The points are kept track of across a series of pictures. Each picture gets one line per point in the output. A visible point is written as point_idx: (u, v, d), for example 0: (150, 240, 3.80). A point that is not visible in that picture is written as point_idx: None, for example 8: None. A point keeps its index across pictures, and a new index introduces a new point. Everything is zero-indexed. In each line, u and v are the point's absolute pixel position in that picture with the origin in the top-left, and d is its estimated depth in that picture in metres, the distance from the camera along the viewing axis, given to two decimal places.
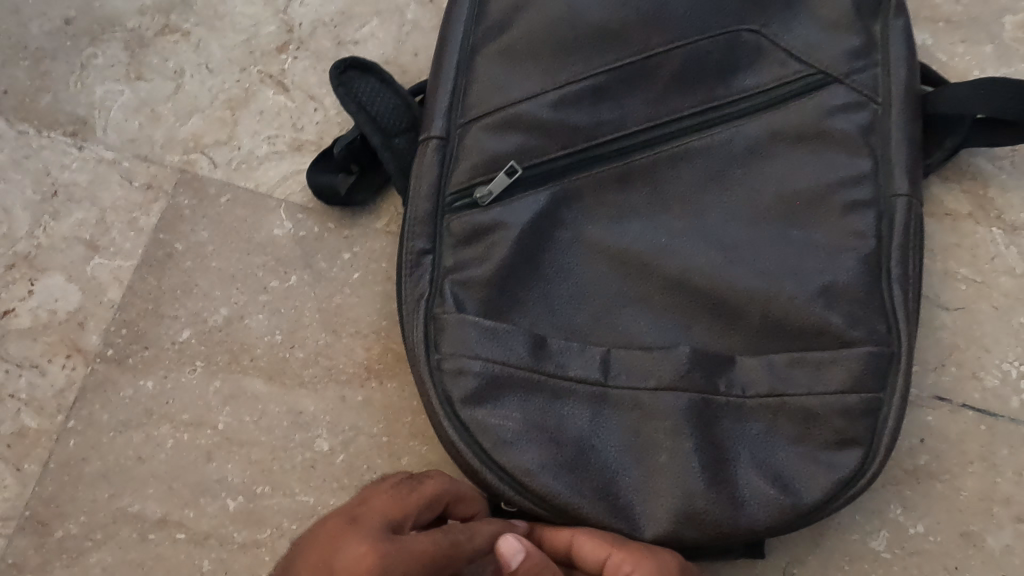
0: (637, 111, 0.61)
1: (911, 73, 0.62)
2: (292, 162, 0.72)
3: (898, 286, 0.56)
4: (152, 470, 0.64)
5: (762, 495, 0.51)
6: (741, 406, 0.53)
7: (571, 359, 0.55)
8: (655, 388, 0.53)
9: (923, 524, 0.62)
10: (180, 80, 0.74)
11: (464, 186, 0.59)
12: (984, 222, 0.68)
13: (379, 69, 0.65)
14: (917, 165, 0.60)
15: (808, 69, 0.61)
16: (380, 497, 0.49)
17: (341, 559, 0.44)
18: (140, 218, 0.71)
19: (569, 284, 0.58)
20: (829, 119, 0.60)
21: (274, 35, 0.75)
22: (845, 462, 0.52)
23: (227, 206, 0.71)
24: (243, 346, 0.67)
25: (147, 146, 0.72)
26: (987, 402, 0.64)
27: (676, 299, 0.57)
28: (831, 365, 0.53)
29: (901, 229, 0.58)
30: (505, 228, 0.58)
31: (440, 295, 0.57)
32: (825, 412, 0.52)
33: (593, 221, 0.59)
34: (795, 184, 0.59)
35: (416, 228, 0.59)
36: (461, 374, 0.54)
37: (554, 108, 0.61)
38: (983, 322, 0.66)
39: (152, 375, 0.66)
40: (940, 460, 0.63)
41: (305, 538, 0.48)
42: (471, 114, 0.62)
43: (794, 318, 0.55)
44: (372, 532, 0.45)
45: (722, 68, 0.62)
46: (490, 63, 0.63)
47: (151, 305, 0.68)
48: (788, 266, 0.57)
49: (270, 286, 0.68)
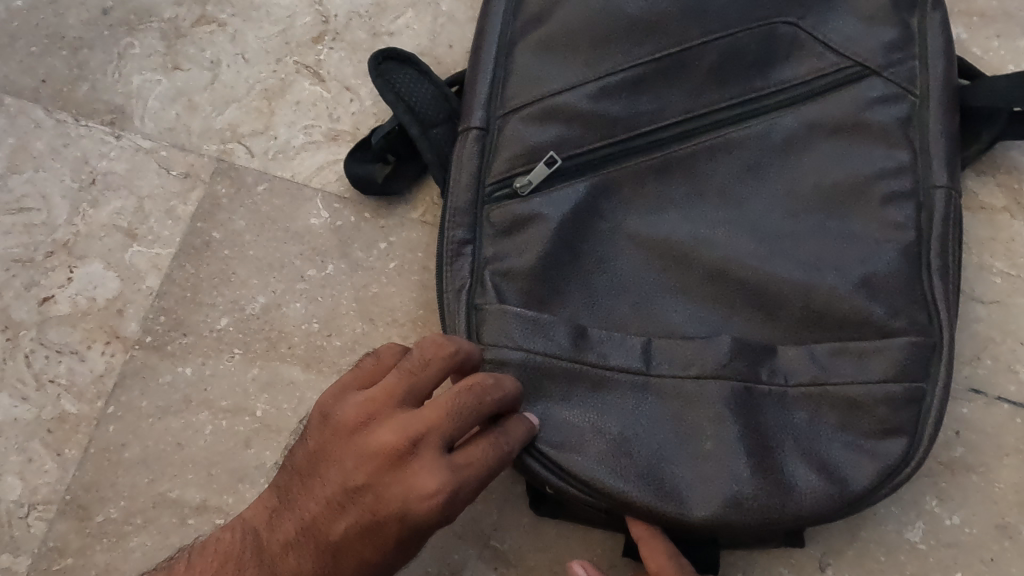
0: (674, 103, 0.61)
1: (949, 65, 0.62)
2: (328, 153, 0.72)
3: (939, 277, 0.56)
4: (191, 456, 0.65)
5: (810, 483, 0.52)
6: (784, 394, 0.53)
7: (612, 349, 0.55)
8: (698, 376, 0.54)
9: (959, 516, 0.62)
10: (217, 70, 0.75)
11: (503, 176, 0.60)
12: (1019, 216, 0.69)
13: (417, 61, 0.66)
14: (955, 156, 0.60)
15: (846, 61, 0.61)
16: (431, 420, 0.43)
17: (395, 490, 0.43)
18: (177, 207, 0.71)
19: (609, 274, 0.58)
20: (867, 111, 0.60)
21: (309, 26, 0.76)
22: (891, 450, 0.52)
23: (264, 195, 0.71)
24: (280, 334, 0.67)
25: (184, 135, 0.73)
26: (1022, 395, 0.64)
27: (717, 290, 0.57)
28: (873, 355, 0.53)
29: (941, 220, 0.58)
30: (546, 219, 0.58)
31: (480, 285, 0.57)
32: (869, 401, 0.52)
33: (632, 212, 0.60)
34: (835, 176, 0.59)
35: (456, 218, 0.59)
36: (503, 365, 0.54)
37: (593, 99, 0.61)
38: (1019, 316, 0.66)
39: (190, 362, 0.67)
40: (976, 453, 0.63)
41: (344, 436, 0.45)
42: (509, 105, 0.62)
43: (836, 308, 0.55)
44: (428, 463, 0.43)
45: (759, 60, 0.62)
46: (528, 54, 0.64)
47: (189, 293, 0.69)
48: (829, 257, 0.57)
49: (307, 275, 0.69)
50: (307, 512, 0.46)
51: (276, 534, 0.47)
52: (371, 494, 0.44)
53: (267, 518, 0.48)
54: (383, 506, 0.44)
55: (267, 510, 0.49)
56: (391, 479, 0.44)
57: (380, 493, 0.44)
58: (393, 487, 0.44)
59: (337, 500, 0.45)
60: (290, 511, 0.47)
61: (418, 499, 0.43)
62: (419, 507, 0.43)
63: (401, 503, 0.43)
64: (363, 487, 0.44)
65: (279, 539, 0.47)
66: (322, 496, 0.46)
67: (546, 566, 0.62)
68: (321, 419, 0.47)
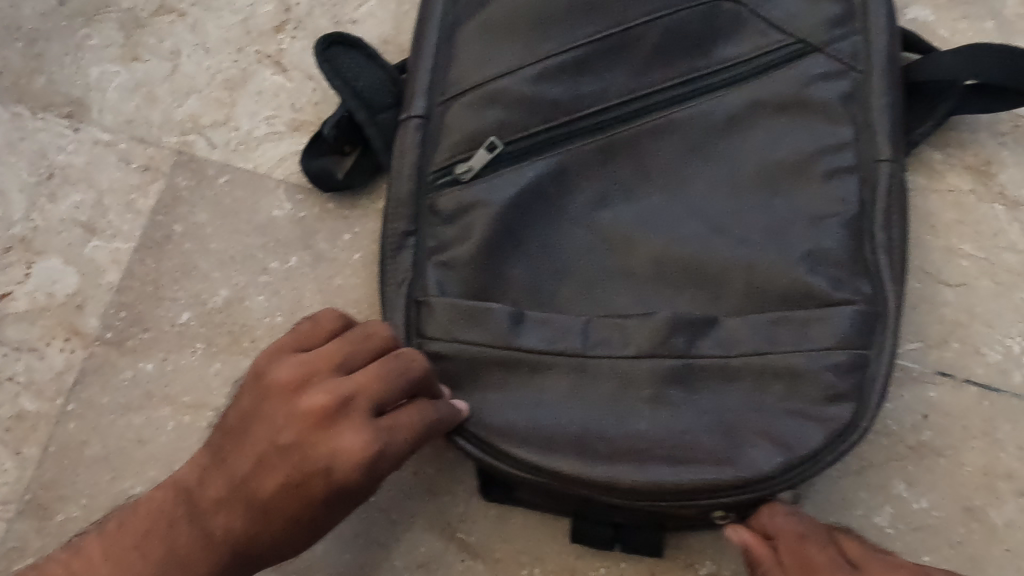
0: (617, 84, 0.63)
1: (893, 39, 0.63)
2: (290, 144, 0.71)
3: (883, 250, 0.58)
4: (154, 452, 0.64)
5: (757, 455, 0.52)
6: (726, 366, 0.54)
7: (548, 332, 0.56)
8: (636, 355, 0.55)
9: (926, 500, 0.62)
10: (177, 60, 0.73)
11: (445, 164, 0.61)
12: (986, 198, 0.68)
13: (364, 45, 0.66)
14: (899, 128, 0.62)
15: (788, 38, 0.63)
16: (360, 381, 0.46)
17: (322, 448, 0.44)
18: (137, 200, 0.70)
19: (550, 258, 0.60)
20: (810, 87, 0.62)
21: (271, 14, 0.75)
22: (837, 416, 0.52)
23: (226, 186, 0.70)
24: (243, 328, 0.66)
25: (143, 127, 0.72)
26: (989, 377, 0.64)
27: (659, 269, 0.59)
28: (816, 324, 0.54)
29: (884, 193, 0.59)
30: (486, 205, 0.60)
31: (423, 277, 0.59)
32: (812, 370, 0.53)
33: (576, 196, 0.61)
34: (773, 152, 0.61)
35: (398, 210, 0.61)
36: (441, 357, 0.56)
37: (534, 83, 0.62)
38: (985, 298, 0.66)
39: (151, 357, 0.66)
40: (944, 436, 0.63)
41: (277, 397, 0.47)
42: (450, 92, 0.64)
43: (777, 284, 0.57)
44: (357, 421, 0.45)
45: (701, 39, 0.63)
46: (469, 40, 0.65)
47: (150, 287, 0.68)
48: (770, 232, 0.58)
49: (270, 267, 0.68)
50: (234, 472, 0.47)
51: (203, 495, 0.48)
52: (297, 452, 0.45)
53: (195, 479, 0.49)
54: (311, 463, 0.45)
55: (195, 471, 0.49)
56: (320, 437, 0.45)
57: (308, 451, 0.45)
58: (320, 444, 0.45)
59: (265, 457, 0.46)
60: (217, 470, 0.48)
61: (345, 456, 0.44)
62: (344, 463, 0.44)
63: (328, 461, 0.44)
64: (292, 446, 0.45)
65: (208, 498, 0.48)
66: (249, 453, 0.47)
67: (514, 558, 0.61)
68: (255, 382, 0.48)
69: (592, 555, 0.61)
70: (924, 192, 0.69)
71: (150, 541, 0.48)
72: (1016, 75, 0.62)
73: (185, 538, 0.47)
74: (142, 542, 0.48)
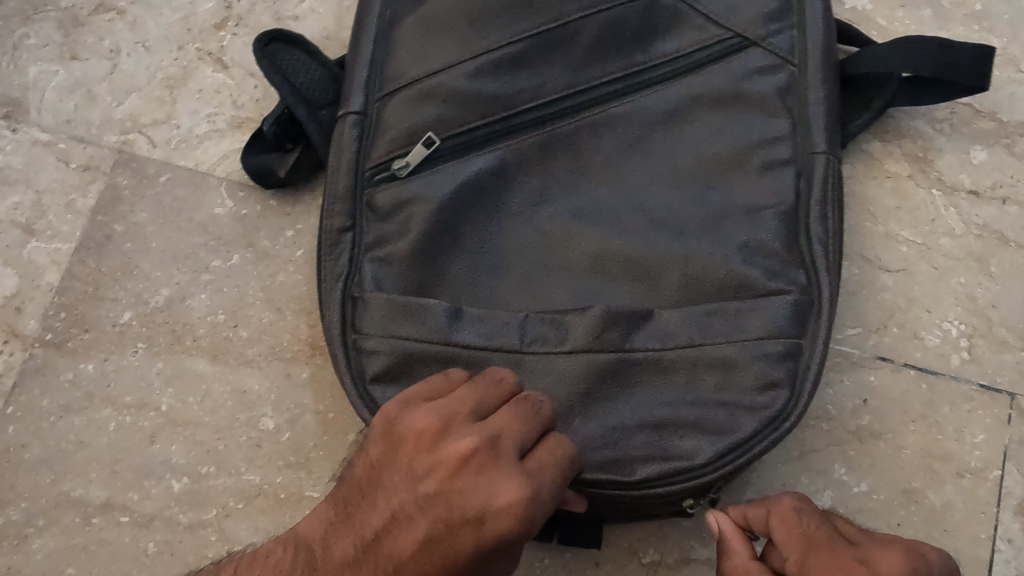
0: (556, 80, 0.63)
1: (828, 33, 0.64)
2: (231, 141, 0.71)
3: (818, 242, 0.58)
4: (95, 454, 0.63)
5: (691, 446, 0.52)
6: (661, 358, 0.54)
7: (483, 328, 0.56)
8: (571, 350, 0.55)
9: (866, 483, 0.62)
10: (116, 59, 0.73)
11: (382, 159, 0.61)
12: (924, 184, 0.69)
13: (305, 41, 0.66)
14: (835, 121, 0.62)
15: (726, 32, 0.63)
16: (500, 421, 0.43)
17: (471, 496, 0.41)
18: (77, 200, 0.69)
19: (489, 253, 0.59)
20: (747, 81, 0.62)
21: (212, 11, 0.74)
22: (769, 404, 0.52)
23: (167, 185, 0.70)
24: (185, 327, 0.66)
25: (83, 126, 0.71)
26: (928, 361, 0.65)
27: (598, 263, 0.59)
28: (748, 314, 0.54)
29: (820, 184, 0.59)
30: (423, 201, 0.60)
31: (359, 272, 0.59)
32: (745, 360, 0.53)
33: (517, 192, 0.61)
34: (711, 146, 0.61)
35: (334, 205, 0.60)
36: (375, 354, 0.56)
37: (472, 78, 0.62)
38: (924, 283, 0.67)
39: (92, 358, 0.65)
40: (883, 420, 0.64)
41: (412, 446, 0.44)
42: (388, 88, 0.63)
43: (712, 276, 0.56)
44: (507, 468, 0.42)
45: (641, 34, 0.63)
46: (408, 35, 0.64)
47: (91, 288, 0.67)
48: (705, 223, 0.59)
49: (212, 266, 0.68)
50: (369, 526, 0.44)
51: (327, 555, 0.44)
52: (443, 505, 0.42)
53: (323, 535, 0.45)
54: (458, 515, 0.42)
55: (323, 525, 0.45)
56: (468, 486, 0.42)
57: (454, 501, 0.42)
58: (468, 492, 0.42)
59: (403, 510, 0.43)
60: (349, 526, 0.44)
61: (499, 507, 0.41)
62: (497, 515, 0.41)
63: (480, 509, 0.41)
64: (434, 496, 0.42)
65: (337, 557, 0.43)
66: (383, 508, 0.44)
67: None
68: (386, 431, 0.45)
69: (535, 547, 0.63)
70: (863, 179, 0.69)
71: None
72: (950, 70, 0.62)
73: None
74: None
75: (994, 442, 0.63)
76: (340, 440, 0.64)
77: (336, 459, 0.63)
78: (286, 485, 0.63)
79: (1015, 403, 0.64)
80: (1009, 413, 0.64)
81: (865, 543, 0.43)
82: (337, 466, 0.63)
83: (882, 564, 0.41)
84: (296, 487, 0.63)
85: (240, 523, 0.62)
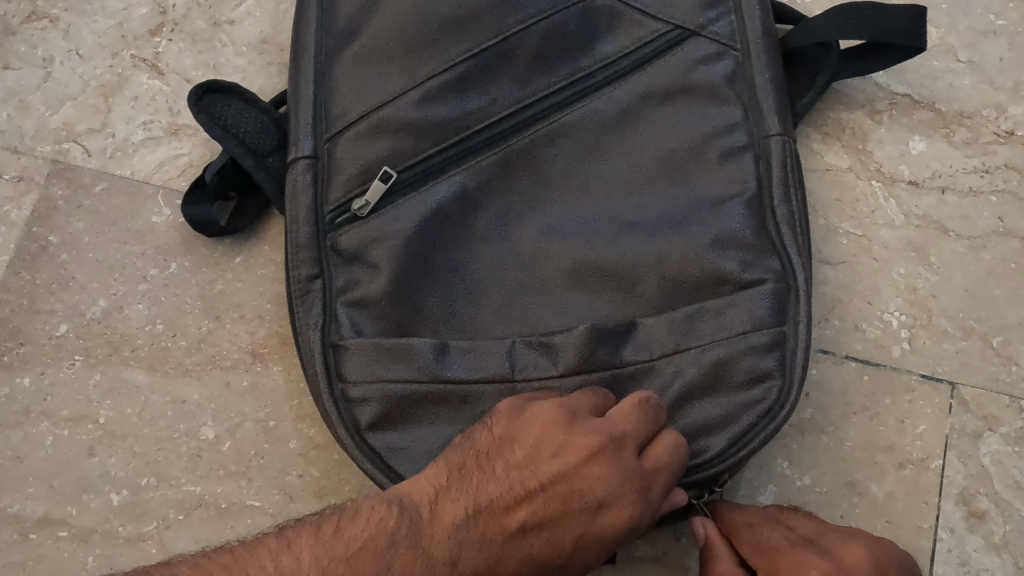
0: (503, 95, 0.62)
1: (765, 14, 0.63)
2: (168, 148, 0.70)
3: (785, 225, 0.58)
4: (32, 469, 0.63)
5: (698, 454, 0.53)
6: (650, 368, 0.54)
7: (472, 360, 0.56)
8: (563, 373, 0.55)
9: (809, 476, 0.63)
10: (50, 68, 0.72)
11: (342, 202, 0.61)
12: (864, 176, 0.69)
13: (240, 90, 0.65)
14: (786, 103, 0.62)
15: (665, 26, 0.63)
16: (622, 417, 0.48)
17: (595, 483, 0.45)
18: (11, 212, 0.69)
19: (465, 280, 0.59)
20: (693, 72, 0.62)
21: (147, 17, 0.73)
22: (761, 397, 0.53)
23: (102, 194, 0.69)
24: (123, 338, 0.65)
25: (16, 137, 0.70)
26: (869, 353, 0.65)
27: (575, 274, 0.58)
28: (729, 310, 0.54)
29: (779, 166, 0.59)
30: (389, 237, 0.59)
31: (335, 320, 0.58)
32: (734, 357, 0.53)
33: (485, 214, 0.61)
34: (673, 140, 0.61)
35: (300, 255, 0.60)
36: (365, 402, 0.55)
37: (419, 106, 0.62)
38: (864, 275, 0.67)
39: (29, 372, 0.65)
40: (825, 413, 0.64)
41: (540, 431, 0.47)
42: (336, 127, 0.63)
43: (689, 276, 0.56)
44: (628, 465, 0.46)
45: (580, 37, 0.63)
46: (347, 71, 0.64)
47: (26, 301, 0.66)
48: (678, 223, 0.58)
49: (150, 275, 0.67)
50: (486, 495, 0.45)
51: (437, 514, 0.44)
52: (566, 488, 0.46)
53: (432, 495, 0.45)
54: (583, 501, 0.45)
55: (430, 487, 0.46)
56: (590, 472, 0.45)
57: (578, 485, 0.45)
58: (591, 480, 0.45)
59: (525, 485, 0.46)
60: (460, 493, 0.45)
61: (619, 497, 0.45)
62: (617, 507, 0.45)
63: (602, 498, 0.45)
64: (558, 479, 0.46)
65: (448, 516, 0.44)
66: (501, 481, 0.46)
67: None
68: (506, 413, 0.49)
69: None
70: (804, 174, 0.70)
71: (361, 557, 0.41)
72: (883, 32, 0.62)
73: (402, 557, 0.42)
74: (354, 555, 0.41)
75: (935, 431, 0.63)
76: (281, 448, 0.63)
77: (278, 466, 0.63)
78: (227, 495, 0.62)
79: (956, 392, 0.64)
80: (950, 403, 0.64)
81: (824, 543, 0.52)
82: (277, 475, 0.63)
83: (848, 557, 0.50)
84: (237, 496, 0.62)
85: (180, 535, 0.61)
